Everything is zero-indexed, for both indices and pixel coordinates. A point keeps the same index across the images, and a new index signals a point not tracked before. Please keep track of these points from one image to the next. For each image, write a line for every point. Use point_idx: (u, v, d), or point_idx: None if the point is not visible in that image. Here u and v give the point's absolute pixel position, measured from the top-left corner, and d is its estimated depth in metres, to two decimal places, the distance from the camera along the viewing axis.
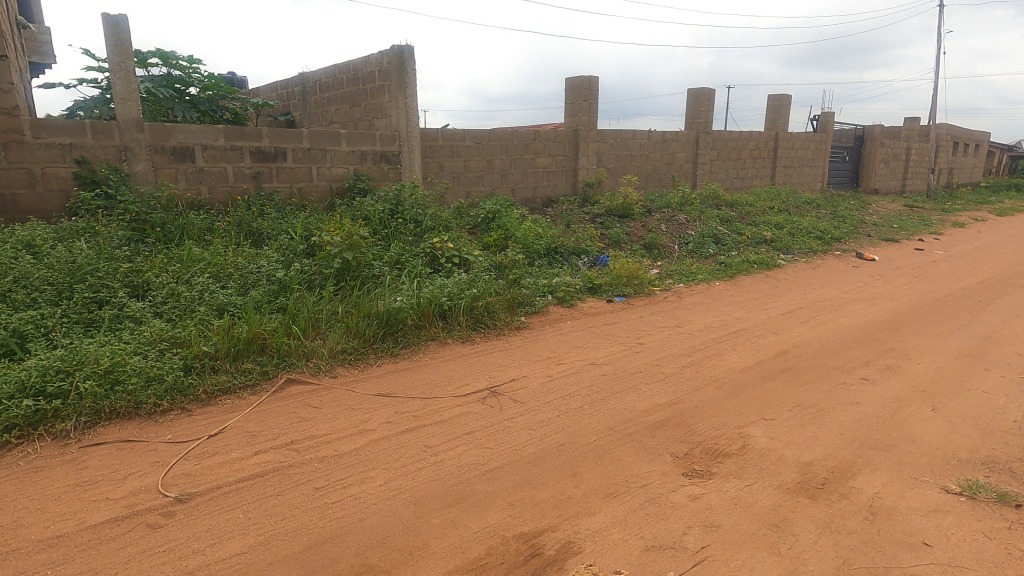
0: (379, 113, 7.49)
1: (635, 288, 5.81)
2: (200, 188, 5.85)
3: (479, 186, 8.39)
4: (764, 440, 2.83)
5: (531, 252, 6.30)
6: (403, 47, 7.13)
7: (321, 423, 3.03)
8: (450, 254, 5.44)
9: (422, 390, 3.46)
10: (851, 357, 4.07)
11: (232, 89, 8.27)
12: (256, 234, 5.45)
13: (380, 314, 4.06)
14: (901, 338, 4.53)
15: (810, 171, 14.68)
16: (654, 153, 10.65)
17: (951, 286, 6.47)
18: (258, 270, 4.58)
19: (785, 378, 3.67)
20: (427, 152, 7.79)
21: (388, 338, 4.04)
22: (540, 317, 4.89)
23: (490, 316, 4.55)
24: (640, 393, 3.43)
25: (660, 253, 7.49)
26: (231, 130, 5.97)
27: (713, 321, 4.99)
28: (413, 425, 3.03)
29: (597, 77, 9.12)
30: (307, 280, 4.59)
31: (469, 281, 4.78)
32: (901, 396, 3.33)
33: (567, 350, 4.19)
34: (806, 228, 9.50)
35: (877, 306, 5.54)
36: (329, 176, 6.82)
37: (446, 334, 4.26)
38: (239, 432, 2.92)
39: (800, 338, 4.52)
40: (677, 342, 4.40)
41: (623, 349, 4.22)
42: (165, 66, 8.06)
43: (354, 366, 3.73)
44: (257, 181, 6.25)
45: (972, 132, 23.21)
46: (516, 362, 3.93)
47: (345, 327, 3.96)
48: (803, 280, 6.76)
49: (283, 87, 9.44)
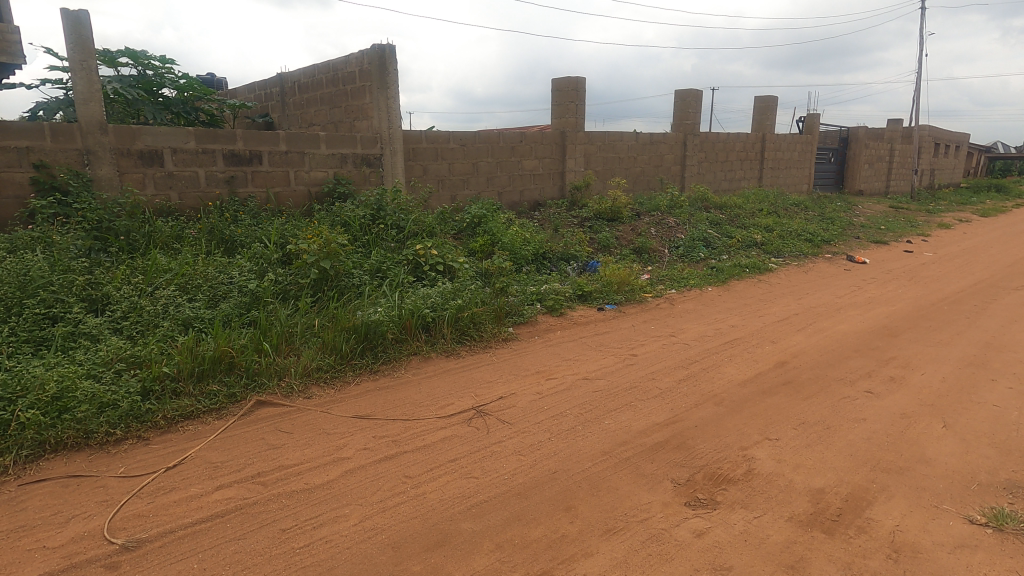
0: (360, 114, 7.25)
1: (626, 295, 5.63)
2: (170, 194, 5.57)
3: (464, 190, 8.16)
4: (770, 463, 2.65)
5: (518, 259, 6.09)
6: (384, 45, 6.88)
7: (292, 452, 2.79)
8: (434, 262, 5.21)
9: (403, 410, 3.23)
10: (853, 367, 3.91)
11: (207, 90, 7.97)
12: (228, 241, 5.17)
13: (359, 327, 3.80)
14: (901, 346, 4.39)
15: (796, 173, 14.67)
16: (642, 155, 10.51)
17: (946, 290, 6.37)
18: (228, 281, 4.32)
19: (787, 392, 3.50)
20: (410, 154, 7.54)
21: (367, 353, 3.79)
22: (530, 327, 4.67)
23: (476, 328, 4.32)
24: (635, 411, 3.23)
25: (650, 257, 7.32)
26: (203, 132, 5.70)
27: (708, 329, 4.81)
28: (393, 451, 2.80)
29: (584, 77, 8.94)
30: (281, 291, 4.33)
31: (455, 291, 4.55)
32: (909, 410, 3.17)
33: (558, 364, 3.97)
34: (795, 230, 9.40)
35: (874, 312, 5.41)
36: (308, 179, 6.55)
37: (429, 349, 4.03)
38: (200, 463, 2.66)
39: (798, 347, 4.35)
40: (672, 353, 4.21)
41: (617, 362, 4.01)
42: (135, 65, 7.73)
43: (330, 384, 3.48)
44: (231, 186, 5.97)
45: (952, 134, 23.48)
46: (504, 378, 3.71)
47: (321, 342, 3.71)
48: (796, 285, 6.63)
49: (262, 88, 9.16)
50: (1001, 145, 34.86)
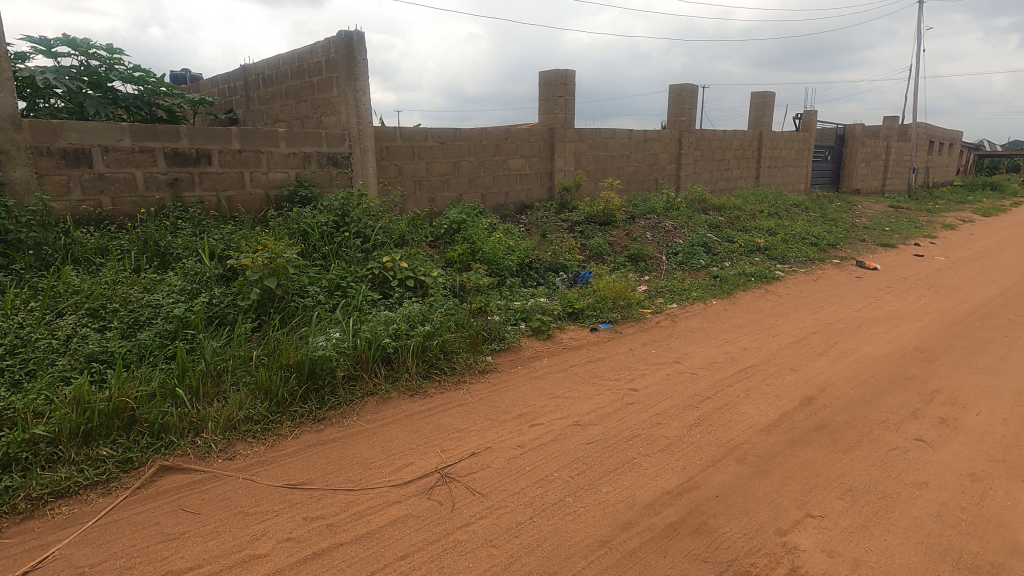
0: (327, 109, 6.56)
1: (622, 312, 4.98)
2: (100, 200, 4.85)
3: (444, 191, 7.48)
4: (820, 557, 2.03)
5: (500, 271, 5.43)
6: (351, 32, 6.19)
7: (190, 546, 2.11)
8: (403, 276, 4.57)
9: (349, 477, 2.56)
10: (894, 404, 3.30)
11: (160, 82, 7.22)
12: (163, 255, 4.48)
13: (301, 364, 3.12)
14: (942, 374, 3.78)
15: (794, 171, 14.14)
16: (635, 154, 9.88)
17: (972, 301, 5.80)
18: (154, 303, 3.65)
19: (823, 441, 2.88)
20: (383, 153, 6.84)
21: (311, 398, 3.11)
22: (512, 355, 4.01)
23: (447, 359, 3.66)
24: (640, 474, 2.58)
25: (647, 265, 6.70)
26: (140, 129, 4.99)
27: (717, 354, 4.18)
28: (326, 543, 2.13)
29: (574, 69, 8.29)
30: (216, 316, 3.66)
31: (423, 313, 3.89)
32: (978, 471, 2.57)
33: (544, 404, 3.31)
34: (799, 233, 8.81)
35: (900, 329, 4.80)
36: (266, 182, 5.86)
37: (390, 386, 3.36)
38: (62, 570, 1.98)
39: (825, 377, 3.73)
40: (679, 387, 3.56)
41: (615, 401, 3.36)
42: (78, 55, 6.98)
43: (260, 440, 2.79)
44: (175, 190, 5.25)
45: (945, 133, 23.15)
46: (477, 426, 3.04)
47: (254, 384, 3.03)
48: (807, 296, 6.03)
49: (225, 82, 8.41)
50: (988, 143, 34.85)
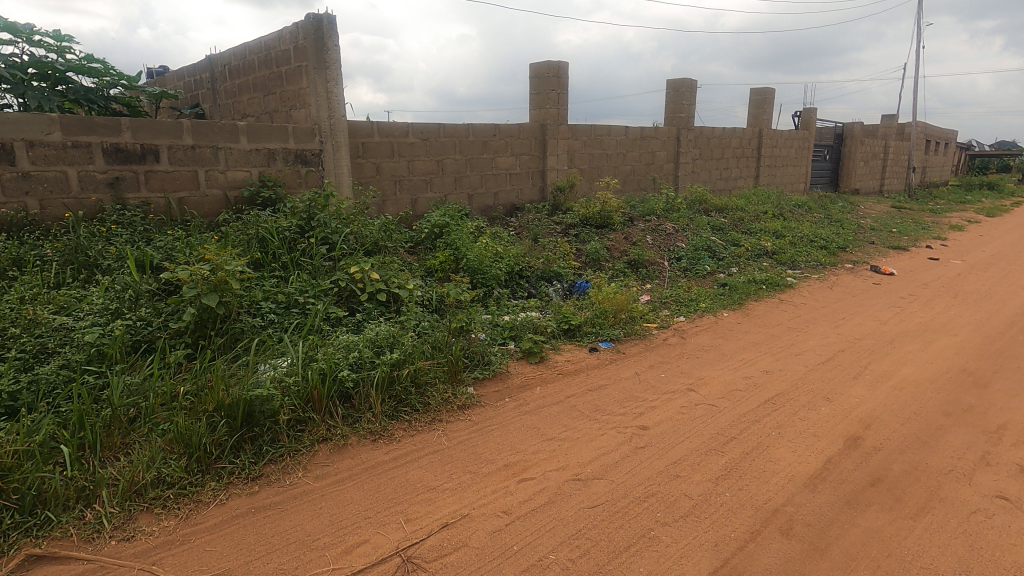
0: (296, 102, 5.94)
1: (624, 328, 4.39)
2: (26, 202, 4.21)
3: (427, 192, 6.87)
4: None
5: (486, 282, 4.83)
6: (321, 15, 5.55)
7: None
8: (374, 288, 3.98)
9: (280, 564, 1.96)
10: (959, 446, 2.73)
11: (114, 71, 6.57)
12: (94, 266, 3.86)
13: (232, 406, 2.50)
14: (1002, 403, 3.23)
15: (793, 171, 13.65)
16: (631, 152, 9.33)
17: (1005, 311, 5.28)
18: (66, 326, 3.02)
19: (885, 501, 2.30)
20: (359, 150, 6.21)
21: (245, 448, 2.50)
22: (499, 384, 3.40)
23: (420, 394, 3.06)
24: (660, 555, 2.00)
25: (648, 272, 6.12)
26: (73, 122, 4.34)
27: (737, 379, 3.61)
28: None
29: (566, 61, 7.70)
30: (142, 342, 3.04)
31: (392, 336, 3.29)
32: None
33: (537, 450, 2.71)
34: (807, 236, 8.30)
35: (938, 346, 4.25)
36: (224, 181, 5.22)
37: (347, 430, 2.75)
38: None
39: (868, 409, 3.16)
40: (697, 425, 2.98)
41: (621, 445, 2.76)
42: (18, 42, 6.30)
43: (172, 510, 2.18)
44: (116, 191, 4.61)
45: (941, 131, 22.82)
46: (453, 483, 2.44)
47: (170, 434, 2.39)
48: (825, 305, 5.50)
49: (190, 75, 7.76)
50: (978, 143, 34.80)
